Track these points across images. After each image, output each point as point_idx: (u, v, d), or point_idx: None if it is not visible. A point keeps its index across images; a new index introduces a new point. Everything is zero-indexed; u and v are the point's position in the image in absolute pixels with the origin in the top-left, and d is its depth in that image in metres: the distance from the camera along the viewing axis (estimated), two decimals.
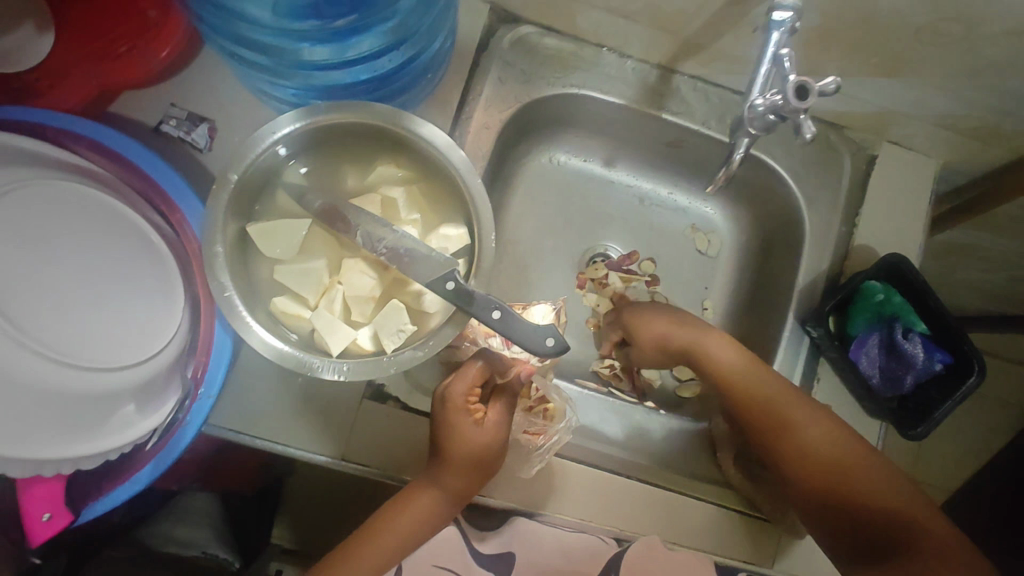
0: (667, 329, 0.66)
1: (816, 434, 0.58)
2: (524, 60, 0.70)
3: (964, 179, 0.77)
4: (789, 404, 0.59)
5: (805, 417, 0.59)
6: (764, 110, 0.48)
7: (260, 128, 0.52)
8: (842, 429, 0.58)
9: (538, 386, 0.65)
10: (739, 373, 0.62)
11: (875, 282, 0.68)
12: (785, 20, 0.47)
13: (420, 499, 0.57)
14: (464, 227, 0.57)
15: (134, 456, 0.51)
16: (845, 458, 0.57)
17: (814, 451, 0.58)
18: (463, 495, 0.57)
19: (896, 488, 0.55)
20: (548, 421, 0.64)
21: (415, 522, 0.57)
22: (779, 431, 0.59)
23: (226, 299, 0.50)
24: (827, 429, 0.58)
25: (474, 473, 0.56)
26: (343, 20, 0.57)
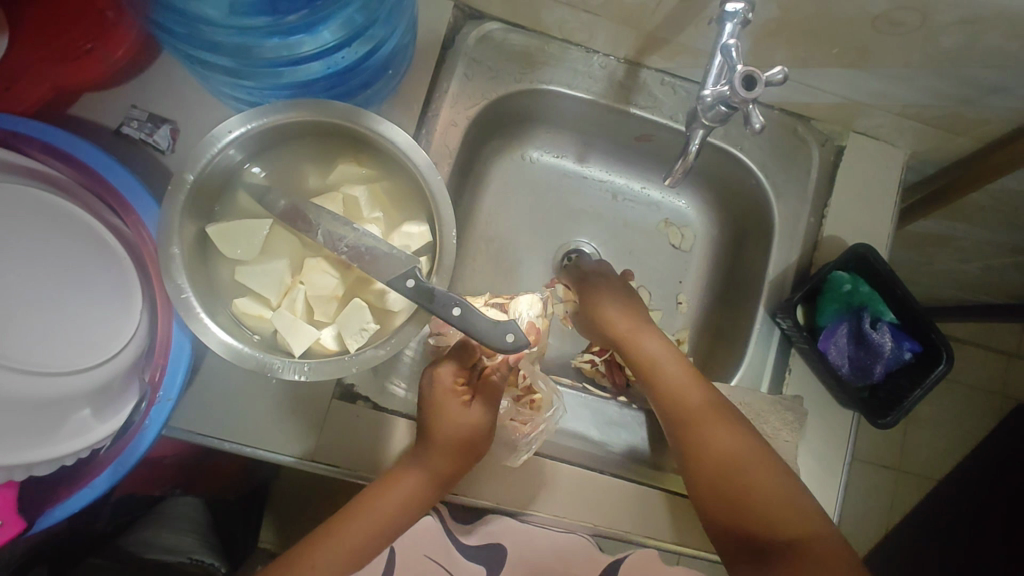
0: (614, 316, 0.67)
1: (719, 442, 0.57)
2: (490, 56, 0.70)
3: (933, 168, 0.77)
4: (707, 409, 0.59)
5: (718, 424, 0.58)
6: (713, 102, 0.49)
7: (213, 130, 0.51)
8: (754, 439, 0.57)
9: (525, 375, 0.66)
10: (679, 377, 0.61)
11: (841, 272, 0.69)
12: (738, 12, 0.49)
13: (404, 481, 0.57)
14: (427, 224, 0.57)
15: (91, 461, 0.50)
16: (739, 468, 0.55)
17: (721, 457, 0.56)
18: (447, 478, 0.58)
19: (783, 507, 0.52)
20: (534, 411, 0.65)
21: (401, 502, 0.57)
22: (696, 439, 0.58)
23: (183, 301, 0.49)
24: (733, 438, 0.57)
25: (462, 453, 0.58)
26: (296, 15, 0.56)
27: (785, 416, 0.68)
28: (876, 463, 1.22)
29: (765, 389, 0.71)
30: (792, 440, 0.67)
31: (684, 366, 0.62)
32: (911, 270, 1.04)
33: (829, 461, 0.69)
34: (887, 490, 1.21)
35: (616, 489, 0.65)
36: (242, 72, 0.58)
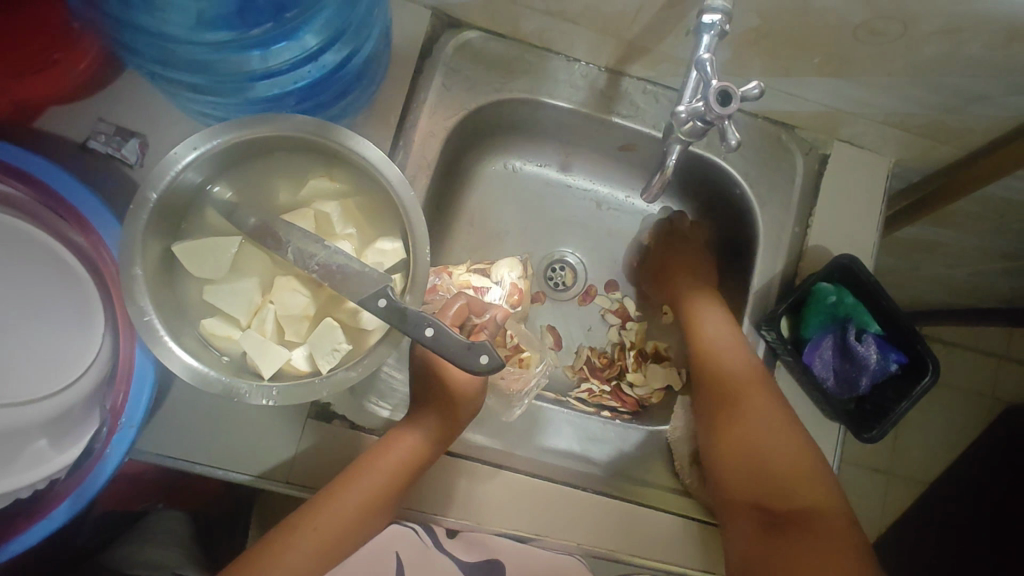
0: (687, 274, 0.76)
1: (759, 416, 0.63)
2: (469, 65, 0.69)
3: (919, 176, 0.76)
4: (750, 382, 0.65)
5: (761, 403, 0.63)
6: (687, 117, 0.47)
7: (168, 152, 0.50)
8: (789, 416, 0.63)
9: (513, 334, 0.72)
10: (730, 354, 0.67)
11: (826, 284, 0.67)
12: (715, 23, 0.47)
13: (405, 440, 0.57)
14: (400, 241, 0.55)
15: (48, 494, 0.48)
16: (773, 438, 0.61)
17: (755, 429, 0.62)
18: (447, 434, 0.60)
19: (800, 465, 0.59)
20: (524, 368, 0.71)
21: (399, 465, 0.56)
22: (739, 403, 0.64)
23: (145, 324, 0.48)
24: (771, 412, 0.63)
25: (451, 412, 0.60)
26: (260, 28, 0.54)
27: None
28: (868, 468, 1.21)
29: None
30: None
31: (738, 340, 0.68)
32: (899, 276, 1.03)
33: None
34: (879, 495, 1.21)
35: (598, 507, 0.64)
36: (208, 88, 0.57)
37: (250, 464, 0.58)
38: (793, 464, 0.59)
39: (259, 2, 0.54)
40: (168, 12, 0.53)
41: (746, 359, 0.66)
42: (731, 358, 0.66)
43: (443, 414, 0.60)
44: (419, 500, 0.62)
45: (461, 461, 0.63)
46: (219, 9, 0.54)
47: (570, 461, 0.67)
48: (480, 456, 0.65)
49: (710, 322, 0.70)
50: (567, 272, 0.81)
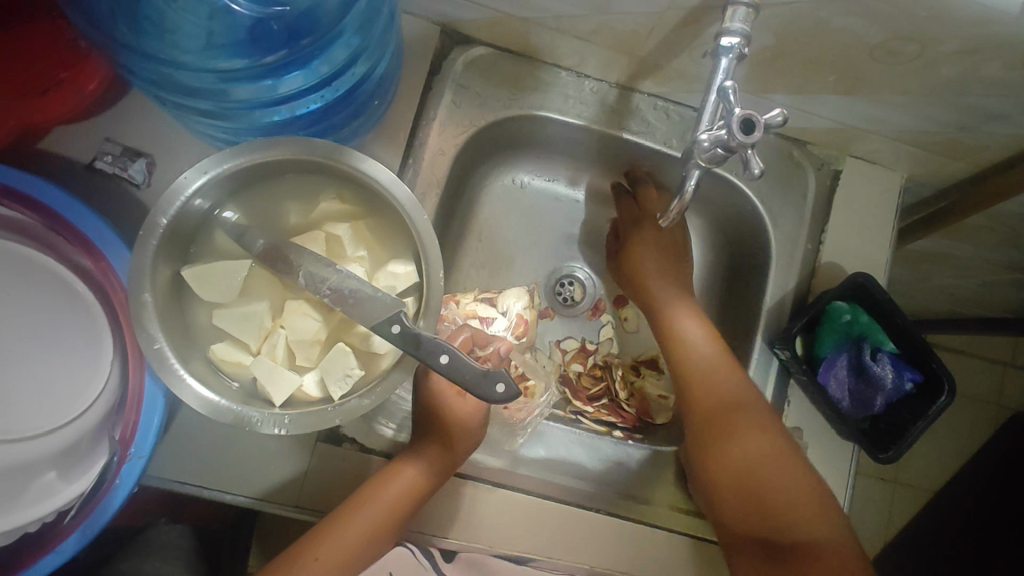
0: (651, 261, 0.70)
1: (744, 443, 0.58)
2: (479, 82, 0.68)
3: (931, 191, 0.76)
4: (728, 405, 0.60)
5: (744, 425, 0.59)
6: (710, 145, 0.47)
7: (173, 183, 0.49)
8: (784, 442, 0.58)
9: (518, 363, 0.71)
10: (709, 375, 0.63)
11: (841, 303, 0.67)
12: (733, 46, 0.47)
13: (403, 472, 0.56)
14: (413, 264, 0.55)
15: (55, 528, 0.47)
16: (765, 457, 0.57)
17: (739, 457, 0.58)
18: (444, 470, 0.58)
19: (798, 496, 0.54)
20: (528, 398, 0.69)
21: (404, 493, 0.56)
22: (721, 433, 0.60)
23: (156, 352, 0.47)
24: (749, 428, 0.59)
25: (455, 444, 0.58)
26: (273, 56, 0.54)
27: None
28: (876, 478, 1.20)
29: None
30: None
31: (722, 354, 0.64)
32: (907, 287, 1.02)
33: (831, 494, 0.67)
34: (887, 506, 1.20)
35: (612, 530, 0.64)
36: (219, 113, 0.56)
37: (260, 488, 0.58)
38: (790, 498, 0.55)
39: (274, 29, 0.54)
40: (182, 40, 0.53)
41: (710, 359, 0.63)
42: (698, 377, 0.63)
43: (446, 444, 0.58)
44: (431, 522, 0.61)
45: (472, 484, 0.62)
46: (232, 36, 0.53)
47: (582, 483, 0.67)
48: (492, 477, 0.64)
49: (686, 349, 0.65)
50: (576, 288, 0.80)
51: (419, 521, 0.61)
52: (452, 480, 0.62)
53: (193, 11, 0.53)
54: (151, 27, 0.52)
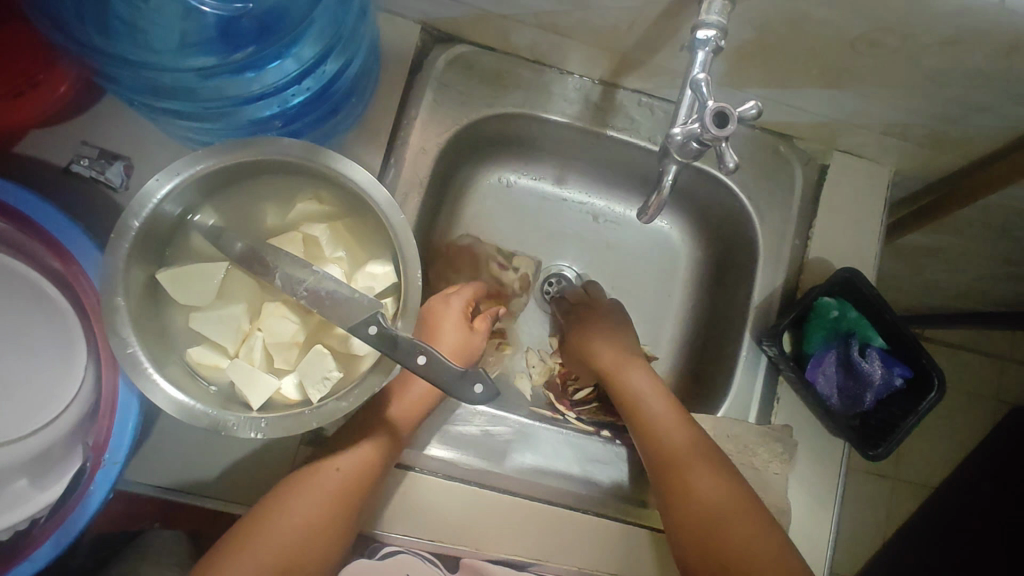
0: (602, 347, 0.70)
1: (700, 484, 0.58)
2: (460, 80, 0.67)
3: (920, 184, 0.75)
4: (691, 451, 0.60)
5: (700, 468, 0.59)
6: (685, 139, 0.46)
7: (143, 186, 0.48)
8: (732, 478, 0.59)
9: (503, 324, 0.77)
10: (664, 415, 0.63)
11: (829, 298, 0.67)
12: (709, 40, 0.47)
13: (353, 449, 0.56)
14: (391, 264, 0.54)
15: (28, 535, 0.47)
16: (716, 497, 0.57)
17: (704, 509, 0.57)
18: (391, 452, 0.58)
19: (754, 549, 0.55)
20: (500, 355, 0.76)
21: (337, 484, 0.54)
22: (682, 471, 0.59)
23: (129, 356, 0.46)
24: (709, 466, 0.59)
25: (400, 431, 0.59)
26: (243, 52, 0.53)
27: (773, 447, 0.65)
28: (874, 475, 1.19)
29: (752, 419, 0.68)
30: (782, 473, 0.65)
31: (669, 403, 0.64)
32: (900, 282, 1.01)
33: (822, 492, 0.67)
34: (886, 502, 1.19)
35: (602, 530, 0.63)
36: (192, 114, 0.56)
37: (242, 492, 0.57)
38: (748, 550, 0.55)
39: (244, 25, 0.53)
40: (151, 40, 0.52)
41: (672, 410, 0.63)
42: (653, 414, 0.63)
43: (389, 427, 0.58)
44: (415, 524, 0.61)
45: (458, 486, 0.62)
46: (201, 34, 0.53)
47: (571, 484, 0.65)
48: (476, 479, 0.63)
49: (639, 389, 0.66)
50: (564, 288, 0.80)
51: (402, 522, 0.61)
52: (434, 482, 0.62)
53: (161, 10, 0.53)
54: (120, 27, 0.52)
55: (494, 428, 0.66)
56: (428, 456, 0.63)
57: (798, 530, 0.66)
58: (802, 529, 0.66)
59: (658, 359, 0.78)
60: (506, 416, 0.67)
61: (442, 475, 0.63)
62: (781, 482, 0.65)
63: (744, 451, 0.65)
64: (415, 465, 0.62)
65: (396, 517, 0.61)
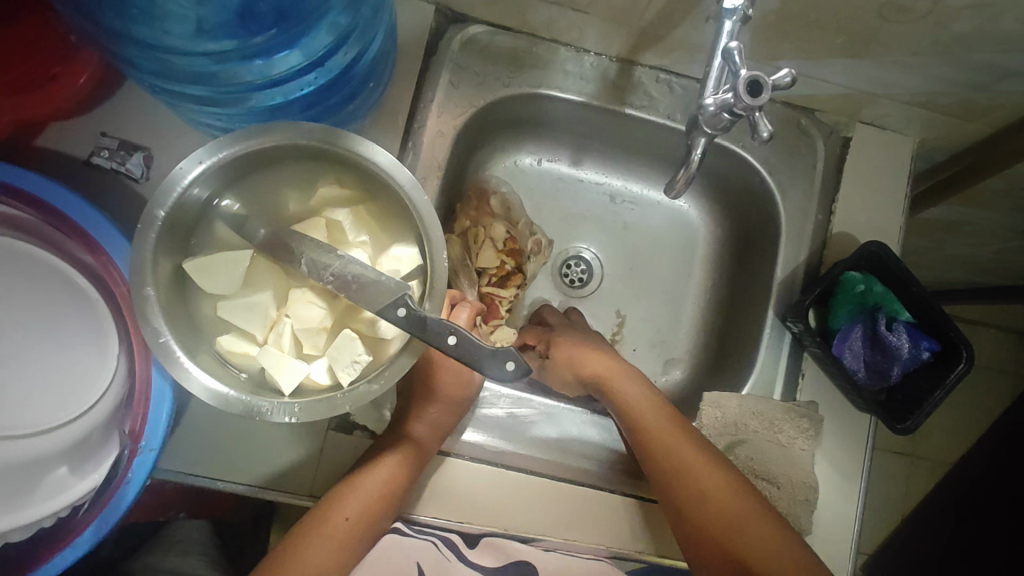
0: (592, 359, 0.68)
1: (683, 452, 0.59)
2: (477, 61, 0.66)
3: (944, 155, 0.74)
4: (670, 427, 0.61)
5: (679, 440, 0.60)
6: (715, 110, 0.45)
7: (173, 169, 0.48)
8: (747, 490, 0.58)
9: (509, 307, 0.75)
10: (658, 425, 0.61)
11: (854, 273, 0.66)
12: (737, 8, 0.46)
13: (386, 459, 0.57)
14: (416, 247, 0.54)
15: (71, 521, 0.48)
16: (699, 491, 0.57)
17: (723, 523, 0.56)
18: (424, 453, 0.58)
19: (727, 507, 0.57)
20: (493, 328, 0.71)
21: (367, 499, 0.55)
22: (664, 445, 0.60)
23: (162, 346, 0.47)
24: (717, 478, 0.58)
25: (426, 443, 0.59)
26: (263, 36, 0.53)
27: (800, 424, 0.65)
28: (893, 452, 1.19)
29: (777, 396, 0.68)
30: (808, 449, 0.65)
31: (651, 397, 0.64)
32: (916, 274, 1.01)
33: (848, 467, 0.67)
34: (904, 479, 1.18)
35: (630, 511, 0.63)
36: (213, 99, 0.55)
37: (271, 475, 0.58)
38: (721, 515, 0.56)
39: (263, 9, 0.53)
40: (171, 26, 0.52)
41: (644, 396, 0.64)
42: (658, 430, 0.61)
43: (412, 441, 0.58)
44: (446, 506, 0.61)
45: (489, 468, 0.62)
46: (220, 18, 0.52)
47: (592, 463, 0.65)
48: (504, 460, 0.64)
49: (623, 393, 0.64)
50: (582, 269, 0.79)
51: (433, 505, 0.61)
52: (459, 464, 0.62)
53: None
54: (140, 14, 0.51)
55: (519, 410, 0.66)
56: (452, 438, 0.63)
57: (827, 505, 0.66)
58: (829, 506, 0.66)
59: (679, 338, 0.78)
60: (529, 398, 0.67)
61: (471, 457, 0.63)
62: (807, 458, 0.64)
63: (770, 428, 0.65)
64: (449, 450, 0.63)
65: (426, 498, 0.61)
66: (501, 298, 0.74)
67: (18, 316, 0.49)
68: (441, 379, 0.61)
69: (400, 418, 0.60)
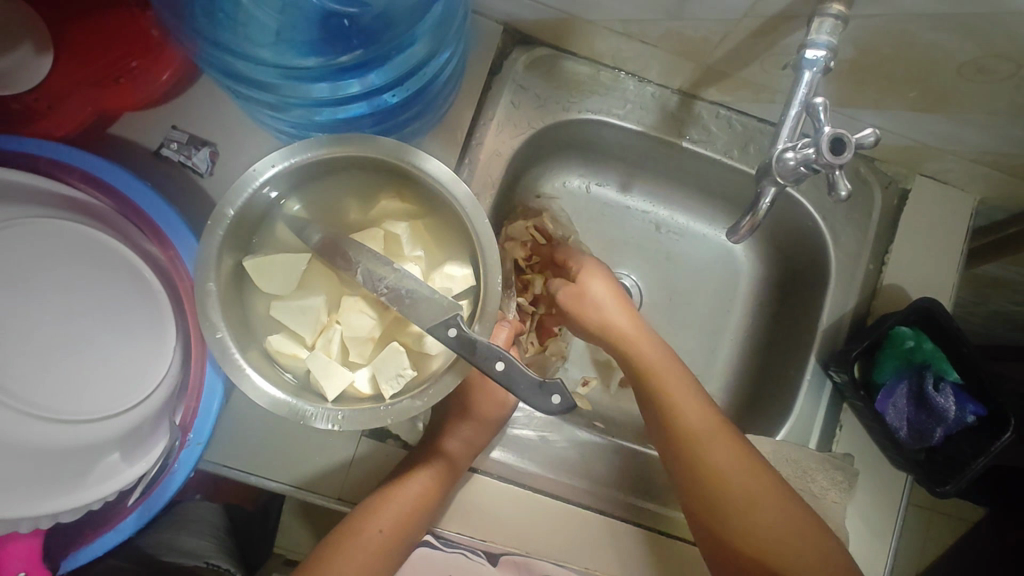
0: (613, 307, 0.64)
1: (690, 414, 0.59)
2: (539, 83, 0.67)
3: (1003, 215, 0.72)
4: (684, 385, 0.60)
5: (692, 402, 0.59)
6: (795, 164, 0.46)
7: (246, 171, 0.50)
8: (752, 458, 0.58)
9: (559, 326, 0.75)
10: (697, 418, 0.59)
11: (905, 328, 0.65)
12: (818, 60, 0.46)
13: (418, 474, 0.57)
14: (469, 267, 0.54)
15: (117, 506, 0.51)
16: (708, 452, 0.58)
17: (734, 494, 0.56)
18: (455, 469, 0.59)
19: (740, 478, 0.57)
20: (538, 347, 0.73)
21: (400, 512, 0.56)
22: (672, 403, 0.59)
23: (218, 341, 0.48)
24: (728, 449, 0.58)
25: (457, 460, 0.59)
26: (347, 56, 0.54)
27: (833, 475, 0.64)
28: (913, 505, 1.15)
29: (813, 445, 0.67)
30: (840, 502, 0.64)
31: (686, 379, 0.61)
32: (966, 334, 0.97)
33: (878, 524, 0.65)
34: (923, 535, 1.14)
35: (652, 548, 0.63)
36: (284, 108, 0.56)
37: (304, 476, 0.58)
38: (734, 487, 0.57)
39: (347, 26, 0.54)
40: (255, 33, 0.53)
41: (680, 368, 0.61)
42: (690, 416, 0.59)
43: (446, 457, 0.59)
44: (470, 522, 0.61)
45: (514, 488, 0.62)
46: (305, 34, 0.53)
47: (620, 494, 0.65)
48: (532, 483, 0.63)
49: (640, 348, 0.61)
50: None
51: (456, 520, 0.61)
52: (486, 483, 0.62)
53: (267, 4, 0.53)
54: (226, 19, 0.52)
55: (550, 434, 0.66)
56: (481, 455, 0.63)
57: (854, 559, 0.64)
58: (856, 560, 0.64)
59: (713, 374, 0.77)
60: (559, 421, 0.67)
61: (499, 476, 0.63)
62: (839, 511, 0.63)
63: (804, 477, 0.64)
64: (477, 466, 0.63)
65: (451, 512, 0.61)
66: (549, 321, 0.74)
67: (78, 303, 0.50)
68: (477, 399, 0.62)
69: (434, 433, 0.60)
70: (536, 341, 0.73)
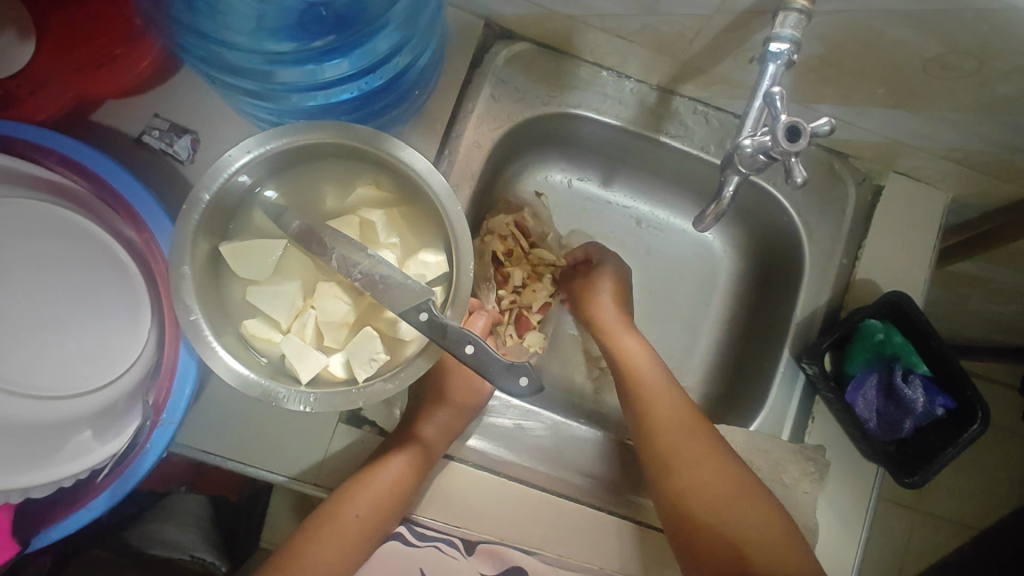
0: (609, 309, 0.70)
1: (655, 391, 0.64)
2: (519, 76, 0.68)
3: (977, 213, 0.73)
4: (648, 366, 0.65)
5: (657, 382, 0.64)
6: (753, 151, 0.46)
7: (220, 158, 0.50)
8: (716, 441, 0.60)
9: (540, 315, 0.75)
10: (667, 414, 0.62)
11: (875, 321, 0.66)
12: (782, 52, 0.46)
13: (393, 460, 0.58)
14: (444, 254, 0.55)
15: (89, 484, 0.51)
16: (670, 431, 0.61)
17: (697, 479, 0.58)
18: (430, 456, 0.60)
19: (700, 458, 0.59)
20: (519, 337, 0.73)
21: (374, 499, 0.56)
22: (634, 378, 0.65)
23: (192, 324, 0.49)
24: (685, 430, 0.61)
25: (431, 446, 0.60)
26: (323, 41, 0.55)
27: (805, 466, 0.64)
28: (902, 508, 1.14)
29: (785, 437, 0.68)
30: (811, 493, 0.64)
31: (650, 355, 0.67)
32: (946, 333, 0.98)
33: (849, 514, 0.66)
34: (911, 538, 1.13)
35: (625, 537, 0.64)
36: (263, 94, 0.57)
37: (280, 460, 0.59)
38: (693, 464, 0.59)
39: (324, 14, 0.55)
40: (233, 20, 0.53)
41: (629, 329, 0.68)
42: (654, 397, 0.63)
43: (419, 443, 0.59)
44: (445, 510, 0.62)
45: (489, 475, 0.63)
46: (283, 21, 0.54)
47: (595, 484, 0.66)
48: (507, 471, 0.64)
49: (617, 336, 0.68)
50: None
51: (433, 508, 0.62)
52: (461, 471, 0.63)
53: None
54: (204, 6, 0.53)
55: (526, 422, 0.67)
56: (457, 443, 0.64)
57: (825, 550, 0.65)
58: (827, 551, 0.65)
59: (692, 367, 0.78)
60: (537, 411, 0.67)
61: (474, 464, 0.64)
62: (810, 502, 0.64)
63: (775, 467, 0.64)
64: (452, 454, 0.63)
65: (429, 500, 0.62)
66: (529, 310, 0.74)
67: (55, 284, 0.52)
68: (452, 385, 0.63)
69: (408, 421, 0.61)
70: (516, 333, 0.72)
